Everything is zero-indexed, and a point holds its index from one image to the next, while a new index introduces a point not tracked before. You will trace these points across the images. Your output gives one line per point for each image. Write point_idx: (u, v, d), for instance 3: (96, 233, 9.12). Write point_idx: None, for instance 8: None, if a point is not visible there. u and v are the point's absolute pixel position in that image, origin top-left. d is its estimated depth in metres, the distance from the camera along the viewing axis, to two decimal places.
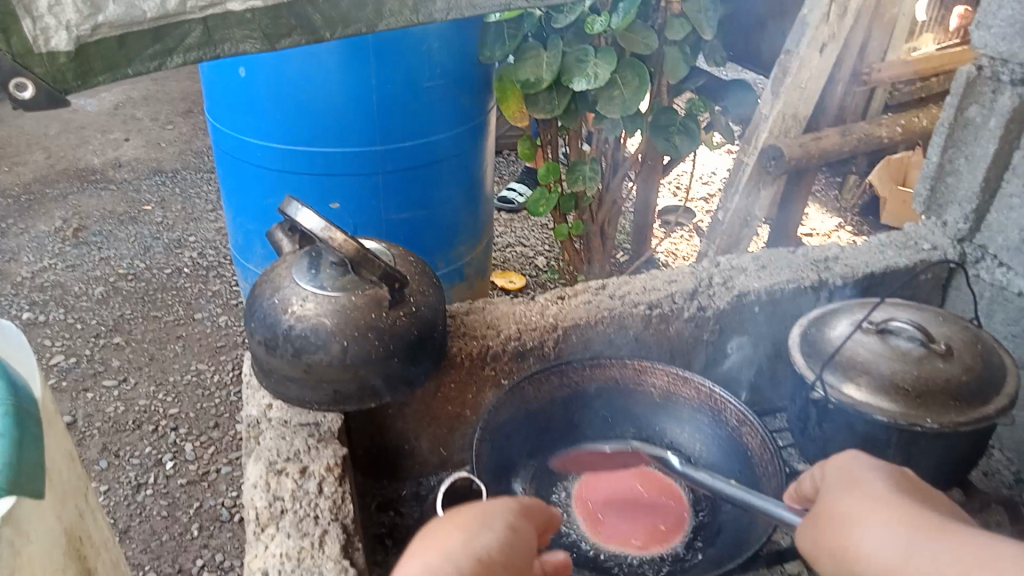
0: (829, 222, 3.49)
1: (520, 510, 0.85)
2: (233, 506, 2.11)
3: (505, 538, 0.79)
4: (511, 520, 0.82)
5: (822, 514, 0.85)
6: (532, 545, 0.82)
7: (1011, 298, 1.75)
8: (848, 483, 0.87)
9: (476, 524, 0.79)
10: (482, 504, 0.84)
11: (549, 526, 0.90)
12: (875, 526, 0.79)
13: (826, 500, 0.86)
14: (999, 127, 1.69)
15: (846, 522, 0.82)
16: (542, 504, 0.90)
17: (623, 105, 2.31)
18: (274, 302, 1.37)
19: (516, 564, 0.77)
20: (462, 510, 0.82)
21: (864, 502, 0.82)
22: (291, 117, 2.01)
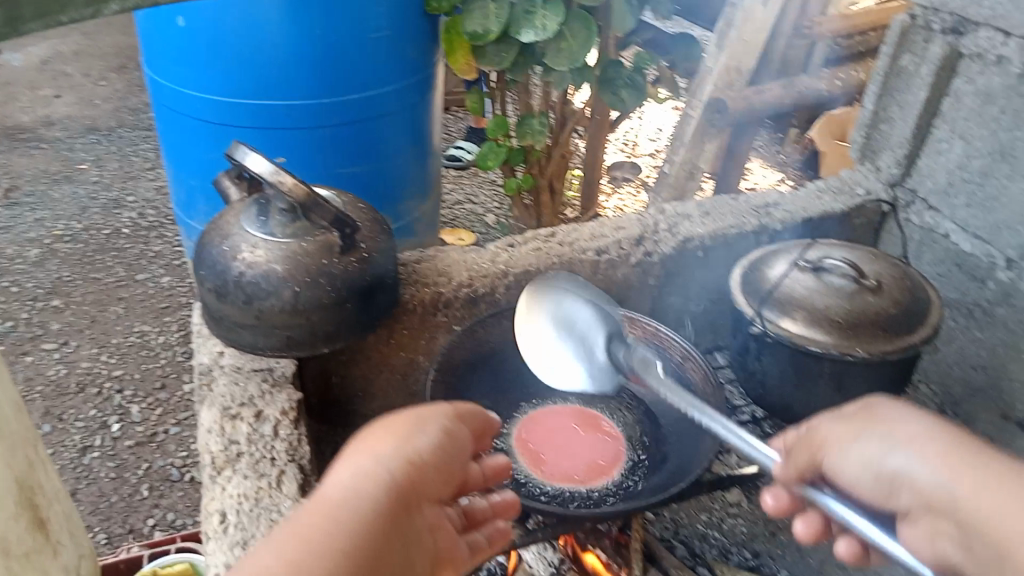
0: (770, 176, 3.57)
1: (455, 415, 0.94)
2: (183, 465, 2.11)
3: (438, 441, 0.87)
4: (445, 424, 0.91)
5: (859, 421, 0.89)
6: (462, 448, 0.91)
7: (938, 240, 1.84)
8: (884, 405, 0.91)
9: (410, 428, 0.87)
10: (418, 408, 0.92)
11: (481, 431, 0.98)
12: (926, 443, 0.84)
13: (865, 415, 0.90)
14: (930, 75, 1.76)
15: (891, 433, 0.86)
16: (479, 408, 0.99)
17: (571, 57, 2.32)
18: (223, 250, 1.36)
19: (446, 465, 0.87)
20: (398, 414, 0.90)
21: (909, 420, 0.87)
22: (233, 68, 1.96)
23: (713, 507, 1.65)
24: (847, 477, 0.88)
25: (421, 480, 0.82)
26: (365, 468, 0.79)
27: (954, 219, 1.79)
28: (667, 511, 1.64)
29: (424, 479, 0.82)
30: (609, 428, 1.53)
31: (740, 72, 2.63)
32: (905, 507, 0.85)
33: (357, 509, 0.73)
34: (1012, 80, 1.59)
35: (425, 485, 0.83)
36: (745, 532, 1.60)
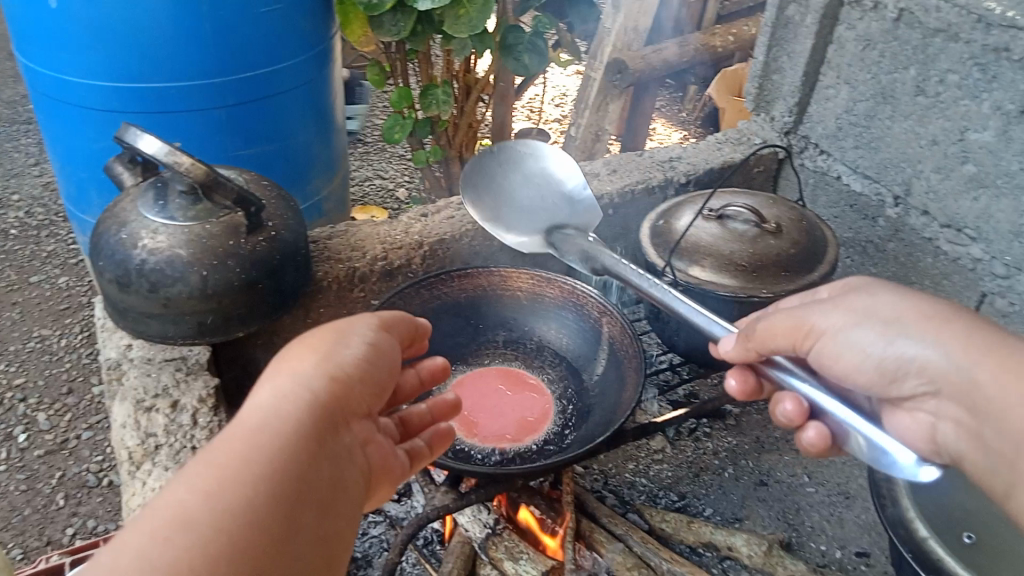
0: (674, 134, 3.66)
1: (380, 326, 0.89)
2: (100, 470, 2.03)
3: (363, 353, 0.83)
4: (371, 336, 0.86)
5: (851, 304, 0.96)
6: (389, 360, 0.86)
7: (831, 183, 1.93)
8: (877, 286, 0.99)
9: (331, 341, 0.82)
10: (342, 320, 0.87)
11: (411, 338, 0.94)
12: (924, 322, 0.90)
13: (859, 297, 0.97)
14: (814, 24, 1.82)
15: (887, 315, 0.93)
16: (404, 315, 0.94)
17: (470, 24, 2.30)
18: (122, 238, 1.31)
19: (374, 376, 0.82)
20: (316, 330, 0.84)
21: (902, 299, 0.94)
22: (114, 49, 1.86)
23: (639, 455, 1.70)
24: (848, 364, 0.95)
25: (347, 394, 0.77)
26: (284, 389, 0.73)
27: (844, 161, 1.88)
28: (595, 463, 1.69)
29: (350, 393, 0.78)
30: (536, 387, 1.56)
31: (638, 31, 2.67)
32: (910, 388, 0.92)
33: (277, 429, 0.68)
34: (889, 23, 1.67)
35: (350, 400, 0.78)
36: (670, 476, 1.66)
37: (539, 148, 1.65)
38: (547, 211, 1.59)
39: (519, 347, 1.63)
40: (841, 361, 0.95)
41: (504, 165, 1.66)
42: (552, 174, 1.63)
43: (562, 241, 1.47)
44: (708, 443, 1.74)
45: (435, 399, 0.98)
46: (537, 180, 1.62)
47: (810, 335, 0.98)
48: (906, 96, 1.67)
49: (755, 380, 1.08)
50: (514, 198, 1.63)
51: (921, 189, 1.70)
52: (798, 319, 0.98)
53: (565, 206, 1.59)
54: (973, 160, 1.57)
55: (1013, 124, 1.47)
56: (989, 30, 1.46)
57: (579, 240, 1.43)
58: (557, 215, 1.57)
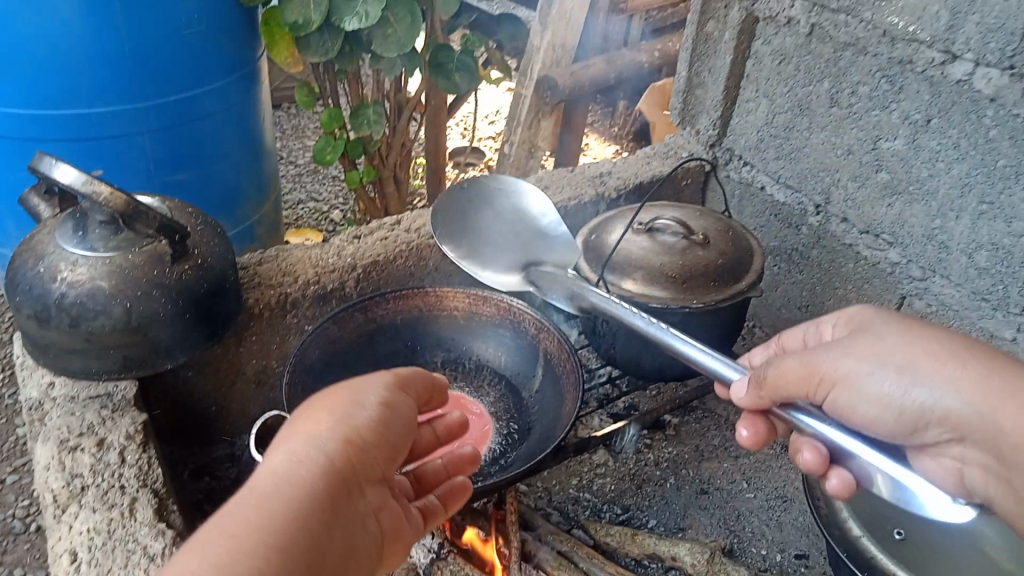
0: (606, 148, 3.72)
1: (395, 383, 0.89)
2: (27, 514, 1.94)
3: (377, 414, 0.83)
4: (385, 395, 0.86)
5: (864, 349, 0.99)
6: (407, 420, 0.86)
7: (756, 193, 1.99)
8: (885, 326, 1.03)
9: (346, 405, 0.82)
10: (355, 380, 0.87)
11: (431, 391, 0.94)
12: (940, 369, 0.95)
13: (872, 340, 1.00)
14: (732, 39, 1.88)
15: (904, 361, 0.97)
16: (419, 370, 0.93)
17: (398, 43, 2.31)
18: (39, 271, 1.26)
19: (388, 439, 0.82)
20: (337, 387, 0.86)
21: (915, 340, 0.99)
22: (30, 74, 1.80)
23: (582, 470, 1.71)
24: (866, 412, 0.98)
25: (359, 459, 0.78)
26: (298, 452, 0.76)
27: (768, 172, 1.94)
28: (539, 480, 1.69)
29: (364, 459, 0.79)
30: (475, 407, 1.55)
31: (566, 48, 2.71)
32: (931, 434, 0.97)
33: (288, 497, 0.71)
34: (802, 38, 1.73)
35: (365, 466, 0.79)
36: (613, 489, 1.67)
37: (509, 189, 1.64)
38: (519, 244, 1.55)
39: (456, 367, 1.62)
40: (858, 410, 0.98)
41: (475, 204, 1.63)
42: (523, 211, 1.60)
43: (542, 278, 1.45)
44: (649, 454, 1.76)
45: (453, 454, 0.98)
46: (507, 216, 1.59)
47: (824, 382, 0.99)
48: (821, 108, 1.74)
49: (764, 424, 1.09)
50: (482, 232, 1.58)
51: (839, 197, 1.77)
52: (810, 367, 0.99)
53: (535, 241, 1.55)
54: (886, 168, 1.64)
55: (920, 133, 1.55)
56: (893, 44, 1.54)
57: (563, 277, 1.40)
58: (529, 250, 1.53)
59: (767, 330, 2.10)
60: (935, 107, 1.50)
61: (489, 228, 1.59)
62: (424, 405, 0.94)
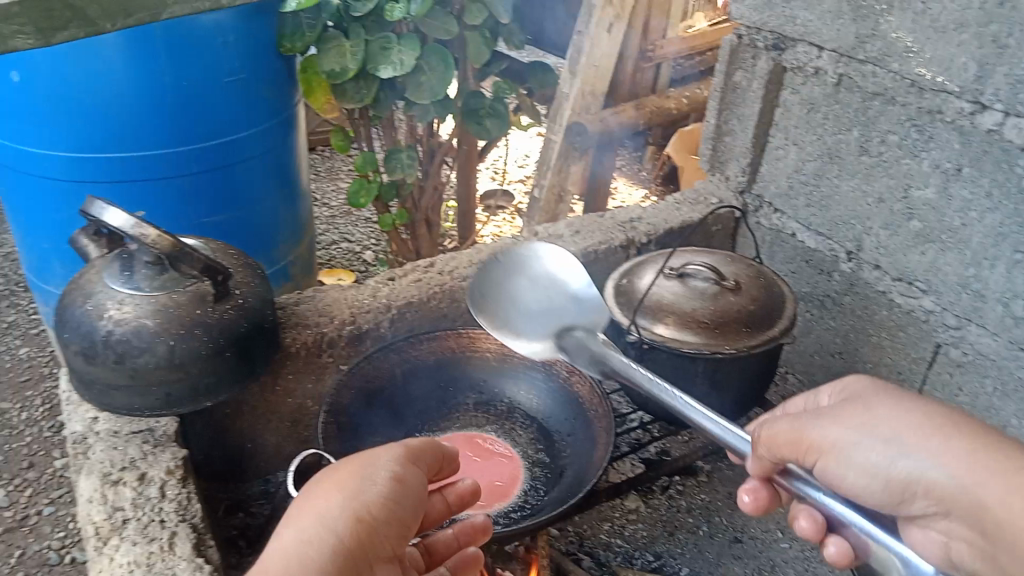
0: (635, 193, 3.75)
1: (407, 457, 0.91)
2: (62, 547, 1.96)
3: (388, 491, 0.86)
4: (397, 469, 0.89)
5: (852, 418, 0.95)
6: (417, 493, 0.89)
7: (787, 239, 2.01)
8: (877, 395, 0.98)
9: (358, 481, 0.85)
10: (365, 454, 0.90)
11: (443, 461, 0.96)
12: (924, 437, 0.90)
13: (861, 409, 0.96)
14: (761, 88, 1.91)
15: (890, 431, 0.92)
16: (431, 442, 0.96)
17: (431, 90, 2.37)
18: (87, 309, 1.30)
19: (398, 516, 0.85)
20: (347, 462, 0.88)
21: (904, 410, 0.94)
22: (78, 120, 1.88)
23: (614, 516, 1.70)
24: (853, 483, 0.92)
25: (370, 537, 0.81)
26: (308, 533, 0.78)
27: (798, 218, 1.96)
28: (571, 524, 1.68)
29: (375, 536, 0.81)
30: (505, 452, 1.57)
31: (595, 95, 2.77)
32: (918, 509, 0.90)
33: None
34: (830, 88, 1.76)
35: (375, 543, 0.81)
36: (645, 535, 1.66)
37: (544, 254, 1.55)
38: (556, 306, 1.44)
39: (488, 409, 1.64)
40: (846, 481, 0.92)
41: (510, 271, 1.55)
42: (558, 275, 1.50)
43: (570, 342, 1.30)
44: (681, 501, 1.75)
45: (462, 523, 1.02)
46: (543, 282, 1.50)
47: (813, 450, 0.94)
48: (851, 156, 1.76)
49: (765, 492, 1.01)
50: (519, 299, 1.49)
51: (871, 244, 1.78)
52: (799, 432, 0.95)
53: (574, 305, 1.44)
54: (918, 217, 1.65)
55: (951, 182, 1.56)
56: (922, 94, 1.56)
57: (589, 340, 1.26)
58: (566, 314, 1.41)
59: (799, 376, 2.09)
60: (966, 156, 1.52)
61: (527, 293, 1.49)
62: (435, 475, 0.96)
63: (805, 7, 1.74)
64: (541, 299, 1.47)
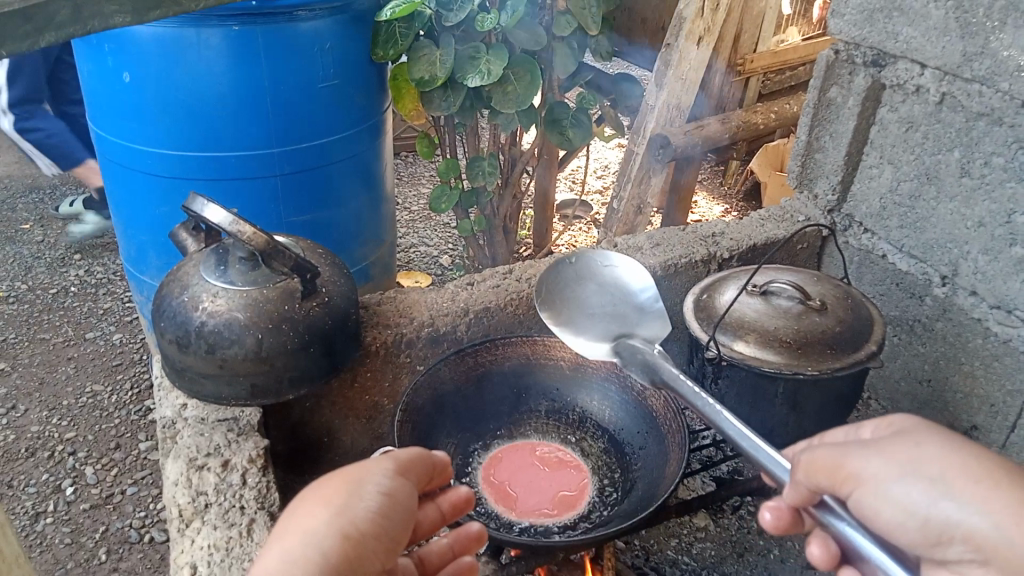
0: (715, 208, 3.67)
1: (396, 470, 0.88)
2: (142, 526, 2.05)
3: (377, 506, 0.82)
4: (386, 483, 0.86)
5: (896, 452, 0.83)
6: (407, 505, 0.86)
7: (876, 260, 1.94)
8: (931, 431, 0.86)
9: (344, 495, 0.82)
10: (352, 468, 0.86)
11: (432, 472, 0.94)
12: (968, 482, 0.79)
13: (905, 442, 0.84)
14: (857, 105, 1.85)
15: (933, 469, 0.81)
16: (419, 453, 0.93)
17: (516, 100, 2.39)
18: (183, 300, 1.37)
19: (386, 531, 0.82)
20: (334, 476, 0.85)
21: (952, 450, 0.82)
22: (180, 119, 1.97)
23: (682, 533, 1.68)
24: (887, 520, 0.81)
25: (358, 553, 0.77)
26: (292, 553, 0.75)
27: (890, 240, 1.89)
28: (638, 538, 1.67)
29: (362, 552, 0.78)
30: (575, 463, 1.56)
31: (680, 108, 2.73)
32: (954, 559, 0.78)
33: None
34: (931, 107, 1.70)
35: (365, 560, 0.78)
36: (714, 555, 1.63)
37: (617, 264, 1.58)
38: (617, 313, 1.48)
39: (560, 418, 1.64)
40: (880, 517, 0.81)
41: (580, 276, 1.58)
42: (626, 284, 1.53)
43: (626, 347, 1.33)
44: (753, 523, 1.70)
45: (459, 532, 0.98)
46: (610, 288, 1.53)
47: (851, 480, 0.82)
48: (951, 178, 1.69)
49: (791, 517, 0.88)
50: (584, 301, 1.53)
51: (968, 270, 1.70)
52: (838, 459, 0.83)
53: (633, 315, 1.46)
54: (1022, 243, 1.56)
55: None
56: None
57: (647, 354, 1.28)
58: (625, 320, 1.45)
59: (882, 403, 2.01)
60: None
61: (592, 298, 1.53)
62: (425, 487, 0.94)
63: (909, 23, 1.68)
64: (605, 306, 1.50)
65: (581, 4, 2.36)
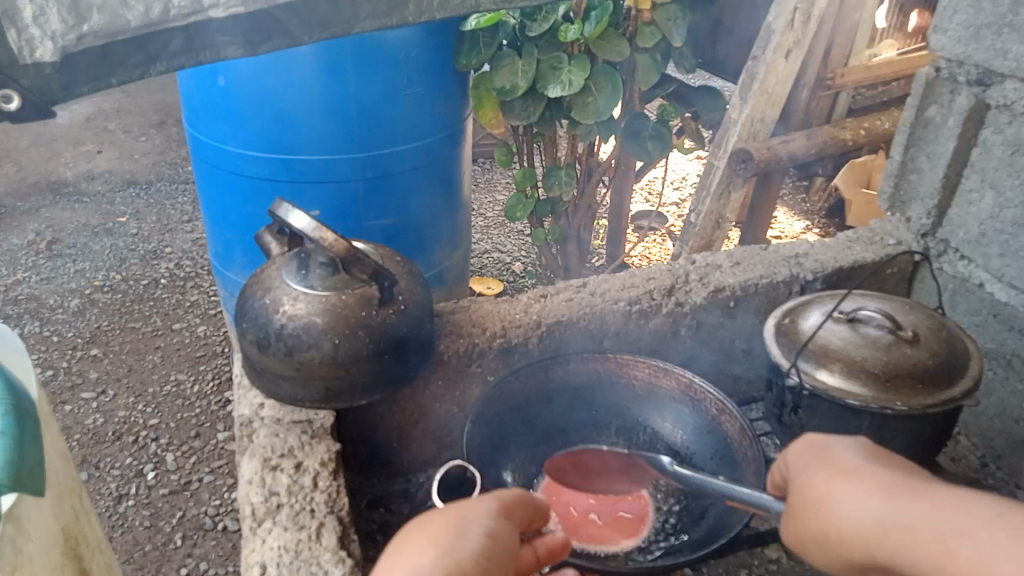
0: (797, 224, 3.56)
1: (499, 511, 0.87)
2: (216, 514, 2.12)
3: (482, 547, 0.80)
4: (490, 525, 0.84)
5: (798, 492, 0.86)
6: (511, 549, 0.83)
7: (972, 289, 1.84)
8: (820, 466, 0.87)
9: (450, 535, 0.80)
10: (460, 509, 0.85)
11: (531, 517, 0.92)
12: (861, 484, 0.80)
13: (800, 478, 0.87)
14: (958, 125, 1.77)
15: (829, 487, 0.83)
16: (523, 495, 0.92)
17: (596, 111, 2.37)
18: (266, 302, 1.40)
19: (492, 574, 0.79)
20: (437, 515, 0.84)
21: (849, 469, 0.84)
22: (271, 123, 2.03)
23: (753, 563, 1.64)
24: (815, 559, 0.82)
25: None
26: None
27: (988, 269, 1.79)
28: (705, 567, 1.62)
29: None
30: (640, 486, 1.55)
31: (765, 123, 2.64)
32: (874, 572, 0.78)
33: None
34: None
35: None
36: None
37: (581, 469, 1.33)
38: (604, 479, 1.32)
39: (630, 439, 1.61)
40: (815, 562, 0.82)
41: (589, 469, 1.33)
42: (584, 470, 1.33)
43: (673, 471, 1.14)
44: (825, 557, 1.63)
45: None
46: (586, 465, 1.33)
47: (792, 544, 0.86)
48: None
49: None
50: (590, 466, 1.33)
51: None
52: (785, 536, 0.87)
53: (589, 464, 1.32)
54: None
55: None
56: None
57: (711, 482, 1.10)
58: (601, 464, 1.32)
59: (973, 439, 1.92)
60: None
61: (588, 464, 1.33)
62: (525, 533, 0.91)
63: (1020, 41, 1.58)
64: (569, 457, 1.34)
65: (667, 15, 2.33)
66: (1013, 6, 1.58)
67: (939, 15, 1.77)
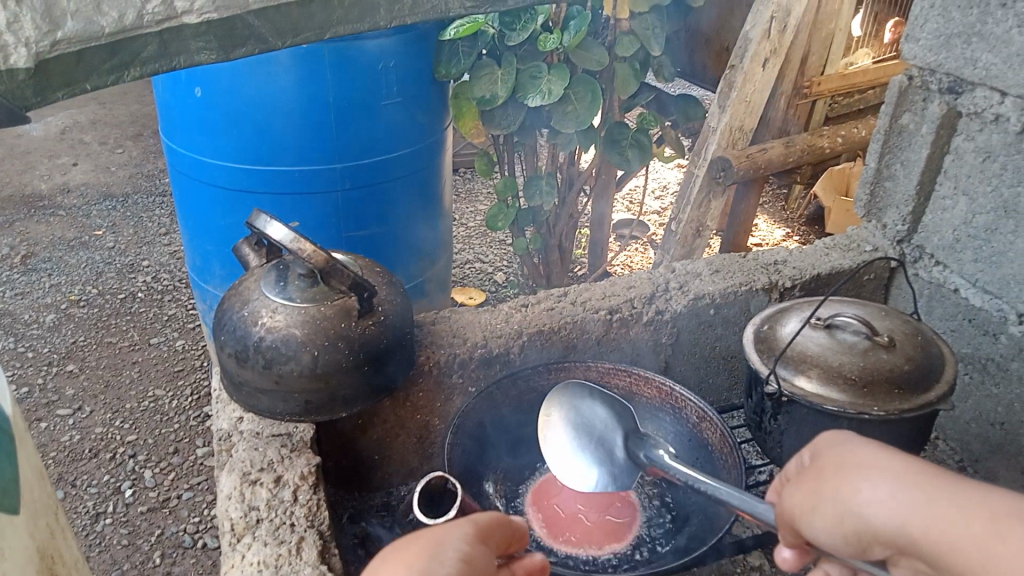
0: (776, 232, 3.59)
1: (475, 534, 0.87)
2: (196, 531, 2.09)
3: (458, 571, 0.80)
4: (466, 548, 0.84)
5: (819, 476, 0.83)
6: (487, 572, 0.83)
7: (947, 294, 1.86)
8: (844, 450, 0.84)
9: (425, 559, 0.80)
10: (436, 533, 0.85)
11: (507, 539, 0.92)
12: (886, 473, 0.77)
13: (824, 462, 0.84)
14: (931, 133, 1.79)
15: (853, 471, 0.79)
16: (499, 518, 0.92)
17: (577, 120, 2.38)
18: (244, 315, 1.39)
19: None
20: (413, 540, 0.83)
21: (873, 457, 0.81)
22: (249, 133, 2.02)
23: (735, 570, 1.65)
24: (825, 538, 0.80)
25: None
26: None
27: (962, 274, 1.81)
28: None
29: None
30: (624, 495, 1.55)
31: (744, 131, 2.67)
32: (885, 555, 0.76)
33: None
34: (1011, 136, 1.63)
35: None
36: None
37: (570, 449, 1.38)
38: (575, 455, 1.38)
39: None
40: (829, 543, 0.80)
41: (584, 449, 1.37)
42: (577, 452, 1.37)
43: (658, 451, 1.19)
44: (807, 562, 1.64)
45: None
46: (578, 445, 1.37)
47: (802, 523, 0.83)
48: None
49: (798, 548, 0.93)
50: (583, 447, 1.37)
51: None
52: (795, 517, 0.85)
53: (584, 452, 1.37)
54: None
55: None
56: None
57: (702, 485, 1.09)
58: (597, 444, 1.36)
59: (951, 443, 1.94)
60: None
61: (575, 459, 1.36)
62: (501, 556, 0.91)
63: (989, 49, 1.61)
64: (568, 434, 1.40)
65: (644, 24, 2.35)
66: (982, 16, 1.61)
67: (910, 24, 1.80)
